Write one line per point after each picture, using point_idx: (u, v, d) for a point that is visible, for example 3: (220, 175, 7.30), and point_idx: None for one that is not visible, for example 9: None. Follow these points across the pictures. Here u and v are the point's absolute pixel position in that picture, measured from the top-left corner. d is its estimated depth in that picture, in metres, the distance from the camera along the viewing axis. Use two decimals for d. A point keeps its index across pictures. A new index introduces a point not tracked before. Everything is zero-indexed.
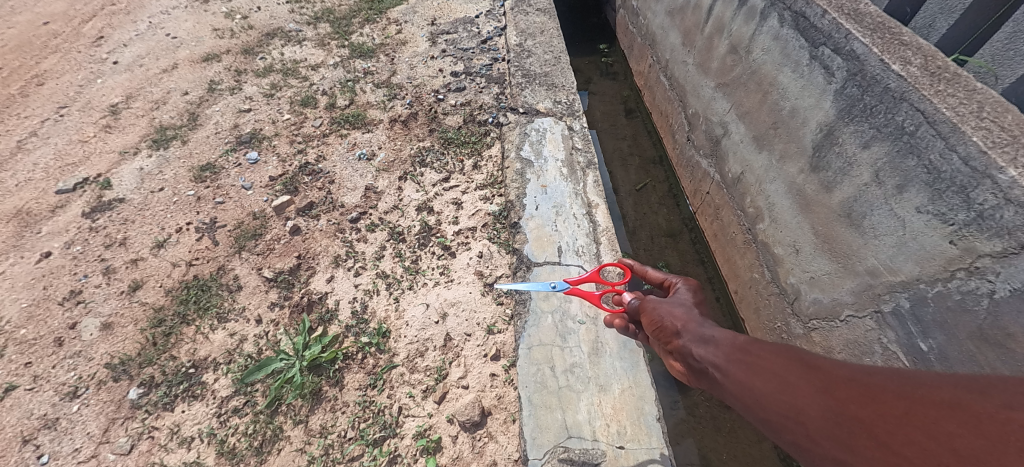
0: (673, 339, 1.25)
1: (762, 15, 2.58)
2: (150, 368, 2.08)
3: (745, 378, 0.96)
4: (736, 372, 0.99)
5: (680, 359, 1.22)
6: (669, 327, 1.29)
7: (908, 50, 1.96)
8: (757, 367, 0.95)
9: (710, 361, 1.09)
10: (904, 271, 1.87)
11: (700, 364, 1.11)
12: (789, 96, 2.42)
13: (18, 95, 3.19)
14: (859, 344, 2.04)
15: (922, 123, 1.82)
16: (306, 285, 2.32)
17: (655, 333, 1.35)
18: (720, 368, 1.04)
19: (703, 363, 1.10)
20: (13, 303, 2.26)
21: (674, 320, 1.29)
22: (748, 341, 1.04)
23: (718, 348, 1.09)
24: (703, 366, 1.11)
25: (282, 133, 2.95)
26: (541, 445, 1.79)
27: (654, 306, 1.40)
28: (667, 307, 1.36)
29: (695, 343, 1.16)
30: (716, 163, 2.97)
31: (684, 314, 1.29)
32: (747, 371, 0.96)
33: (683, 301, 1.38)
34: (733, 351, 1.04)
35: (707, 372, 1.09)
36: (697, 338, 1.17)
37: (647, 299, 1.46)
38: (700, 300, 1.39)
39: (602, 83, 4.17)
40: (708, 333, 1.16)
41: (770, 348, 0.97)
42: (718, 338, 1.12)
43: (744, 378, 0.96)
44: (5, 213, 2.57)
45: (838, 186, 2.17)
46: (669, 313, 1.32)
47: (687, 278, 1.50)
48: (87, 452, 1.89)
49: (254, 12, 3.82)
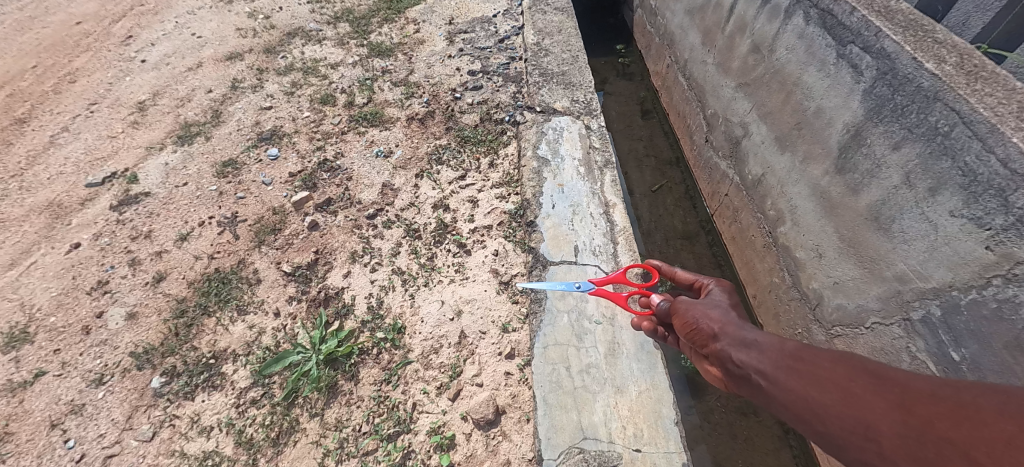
0: (710, 342, 1.23)
1: (787, 13, 2.52)
2: (172, 358, 2.13)
3: (799, 387, 0.94)
4: (787, 380, 0.97)
5: (717, 363, 1.20)
6: (704, 329, 1.27)
7: (942, 48, 1.89)
8: (813, 375, 0.93)
9: (754, 367, 1.07)
10: (936, 278, 1.79)
11: (742, 370, 1.10)
12: (813, 96, 2.36)
13: (51, 92, 3.31)
14: (886, 352, 1.96)
15: (958, 123, 1.75)
16: (323, 279, 2.35)
17: (688, 335, 1.33)
18: (769, 375, 1.02)
19: (746, 369, 1.09)
20: (43, 292, 2.34)
21: (709, 322, 1.27)
22: (798, 347, 1.02)
23: (761, 354, 1.07)
24: (745, 372, 1.09)
25: (302, 130, 3.00)
26: (556, 446, 1.76)
27: (687, 309, 1.37)
28: (701, 308, 1.33)
29: (735, 347, 1.14)
30: (735, 165, 2.91)
31: (721, 316, 1.26)
32: (801, 380, 0.94)
33: (718, 303, 1.35)
34: (783, 357, 1.02)
35: (750, 378, 1.07)
36: (736, 342, 1.15)
37: (679, 300, 1.43)
38: (735, 301, 1.38)
39: (619, 83, 4.13)
40: (750, 336, 1.13)
41: (825, 354, 0.95)
42: (760, 342, 1.10)
43: (798, 387, 0.94)
44: (38, 205, 2.67)
45: (865, 188, 2.09)
46: (705, 316, 1.30)
47: (719, 280, 1.49)
48: (111, 438, 1.94)
49: (277, 12, 3.91)
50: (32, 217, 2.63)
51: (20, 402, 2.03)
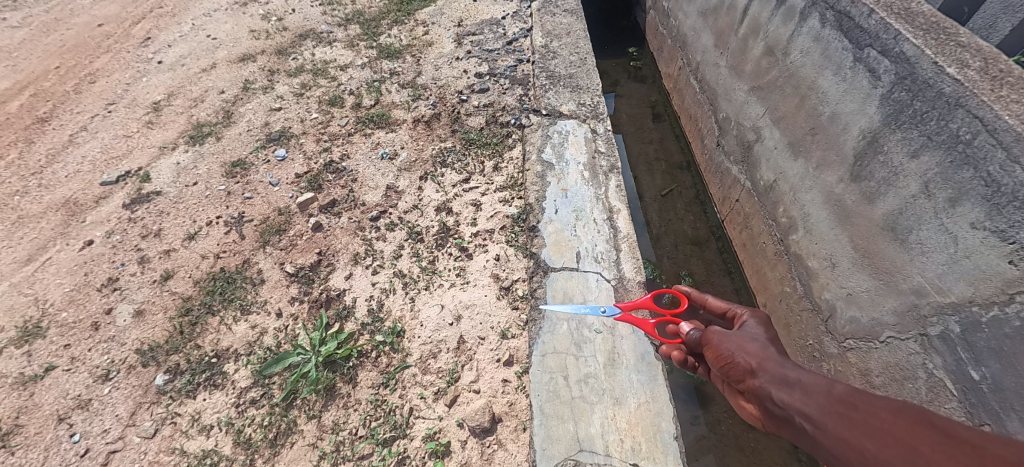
0: (747, 377, 1.28)
1: (802, 15, 2.45)
2: (176, 356, 2.15)
3: (851, 436, 0.95)
4: (837, 428, 0.99)
5: (757, 401, 1.24)
6: (741, 364, 1.31)
7: (965, 52, 1.81)
8: (864, 424, 0.94)
9: (798, 409, 1.10)
10: (955, 292, 1.71)
11: (785, 411, 1.13)
12: (829, 100, 2.27)
13: (72, 92, 3.40)
14: (900, 369, 1.88)
15: (981, 131, 1.67)
16: (325, 281, 2.35)
17: (723, 367, 1.38)
18: (816, 420, 1.04)
19: (789, 410, 1.12)
20: (56, 287, 2.38)
21: (746, 356, 1.31)
22: (848, 392, 1.03)
23: (807, 396, 1.10)
24: (788, 413, 1.13)
25: (310, 132, 3.03)
26: (551, 457, 1.72)
27: (720, 340, 1.42)
28: (737, 342, 1.37)
29: (778, 386, 1.18)
30: (747, 170, 2.84)
31: (759, 351, 1.30)
32: (853, 429, 0.95)
33: (753, 335, 1.39)
34: (832, 403, 1.03)
35: (794, 420, 1.11)
36: (777, 380, 1.19)
37: (712, 330, 1.48)
38: (772, 335, 1.39)
39: (629, 86, 4.08)
40: (793, 376, 1.17)
41: (885, 405, 0.94)
42: (805, 383, 1.13)
43: (849, 436, 0.95)
44: (55, 202, 2.74)
45: (881, 197, 2.00)
46: (741, 349, 1.34)
47: (754, 310, 1.50)
48: (115, 434, 1.96)
49: (289, 14, 3.96)
50: (49, 214, 2.69)
51: (30, 395, 2.06)
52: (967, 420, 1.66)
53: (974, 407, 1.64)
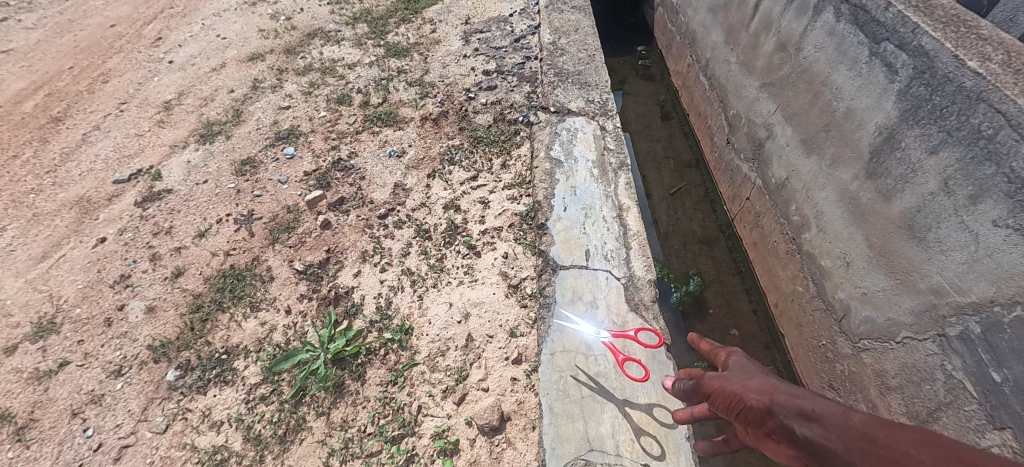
0: (759, 418, 1.11)
1: (816, 10, 2.40)
2: (187, 352, 2.16)
3: None
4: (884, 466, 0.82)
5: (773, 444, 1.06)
6: (750, 405, 1.15)
7: (987, 45, 1.79)
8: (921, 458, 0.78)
9: (827, 447, 0.93)
10: (976, 292, 1.67)
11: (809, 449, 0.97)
12: (843, 96, 2.23)
13: (85, 92, 3.43)
14: (918, 370, 1.83)
15: (1003, 126, 1.64)
16: (333, 279, 2.35)
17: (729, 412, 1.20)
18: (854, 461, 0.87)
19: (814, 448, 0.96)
20: (70, 284, 2.41)
21: (752, 393, 1.16)
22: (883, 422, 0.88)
23: (832, 430, 0.94)
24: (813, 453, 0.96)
25: (318, 130, 3.03)
26: (561, 456, 1.71)
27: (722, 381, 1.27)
28: (740, 380, 1.23)
29: (795, 420, 1.02)
30: (758, 168, 2.79)
31: (765, 385, 1.16)
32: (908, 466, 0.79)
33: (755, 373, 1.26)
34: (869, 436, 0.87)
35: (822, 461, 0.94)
36: (793, 415, 1.04)
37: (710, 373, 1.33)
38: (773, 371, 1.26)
39: (638, 83, 4.05)
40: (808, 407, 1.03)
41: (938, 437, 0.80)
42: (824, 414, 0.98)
43: None
44: (68, 200, 2.76)
45: (898, 194, 1.95)
46: (746, 386, 1.19)
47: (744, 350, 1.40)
48: (127, 429, 1.98)
49: (298, 13, 3.97)
50: (63, 212, 2.72)
51: (45, 391, 2.08)
52: (987, 423, 1.62)
53: (996, 409, 1.60)
